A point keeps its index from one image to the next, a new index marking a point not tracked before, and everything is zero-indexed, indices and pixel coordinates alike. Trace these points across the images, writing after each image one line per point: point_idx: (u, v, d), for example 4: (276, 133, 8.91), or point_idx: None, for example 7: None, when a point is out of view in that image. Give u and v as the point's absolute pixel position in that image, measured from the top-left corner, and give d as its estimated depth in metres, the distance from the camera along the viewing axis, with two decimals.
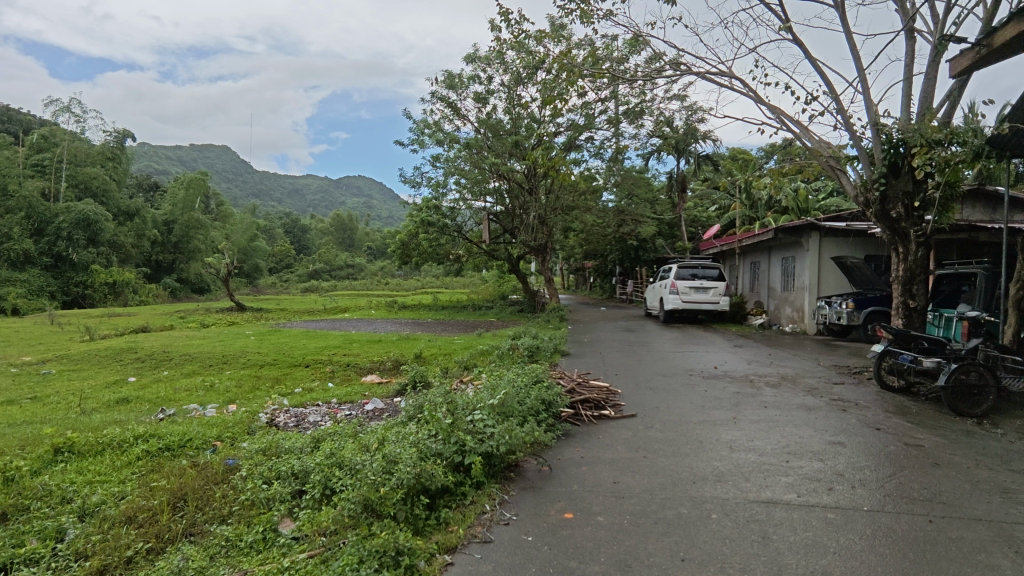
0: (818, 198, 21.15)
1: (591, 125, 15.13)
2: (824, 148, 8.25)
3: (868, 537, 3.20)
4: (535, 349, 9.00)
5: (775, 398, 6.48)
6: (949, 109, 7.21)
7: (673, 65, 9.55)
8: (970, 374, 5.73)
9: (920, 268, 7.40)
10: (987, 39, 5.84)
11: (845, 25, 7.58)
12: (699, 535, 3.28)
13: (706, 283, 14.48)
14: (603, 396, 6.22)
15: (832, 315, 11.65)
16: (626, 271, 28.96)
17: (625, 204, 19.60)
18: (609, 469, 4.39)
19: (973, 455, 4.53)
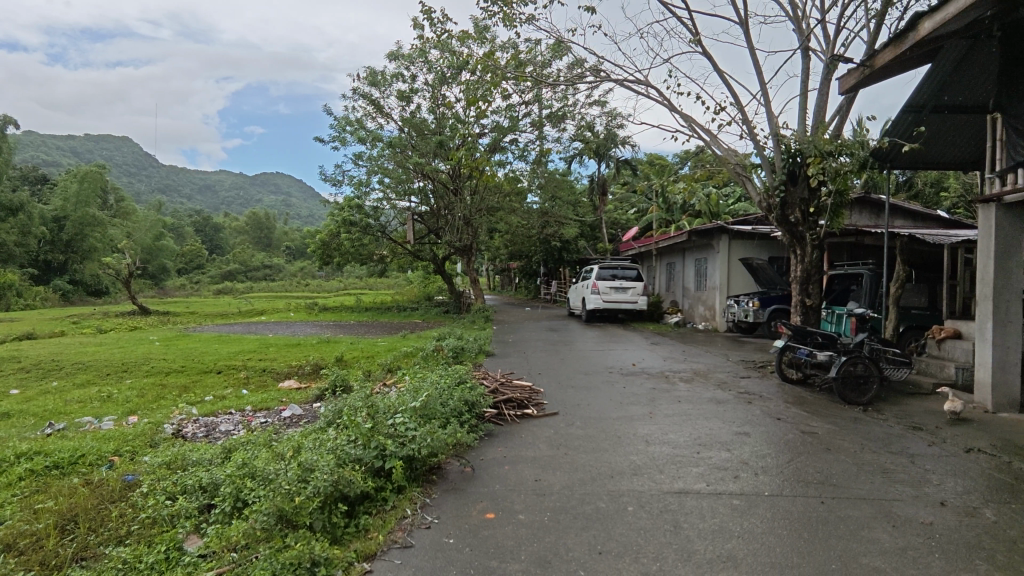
0: (727, 203, 22.45)
1: (516, 128, 15.27)
2: (731, 155, 8.74)
3: (769, 520, 3.43)
4: (459, 350, 8.97)
5: (688, 393, 6.82)
6: (839, 123, 7.86)
7: (594, 71, 9.83)
8: (857, 366, 6.29)
9: (815, 268, 8.00)
10: (870, 61, 6.42)
11: (749, 41, 8.06)
12: (616, 527, 3.38)
13: (626, 283, 15.01)
14: (526, 395, 6.28)
15: (740, 313, 12.39)
16: (550, 271, 29.45)
17: (549, 206, 19.79)
18: (530, 467, 4.44)
19: (859, 440, 4.96)
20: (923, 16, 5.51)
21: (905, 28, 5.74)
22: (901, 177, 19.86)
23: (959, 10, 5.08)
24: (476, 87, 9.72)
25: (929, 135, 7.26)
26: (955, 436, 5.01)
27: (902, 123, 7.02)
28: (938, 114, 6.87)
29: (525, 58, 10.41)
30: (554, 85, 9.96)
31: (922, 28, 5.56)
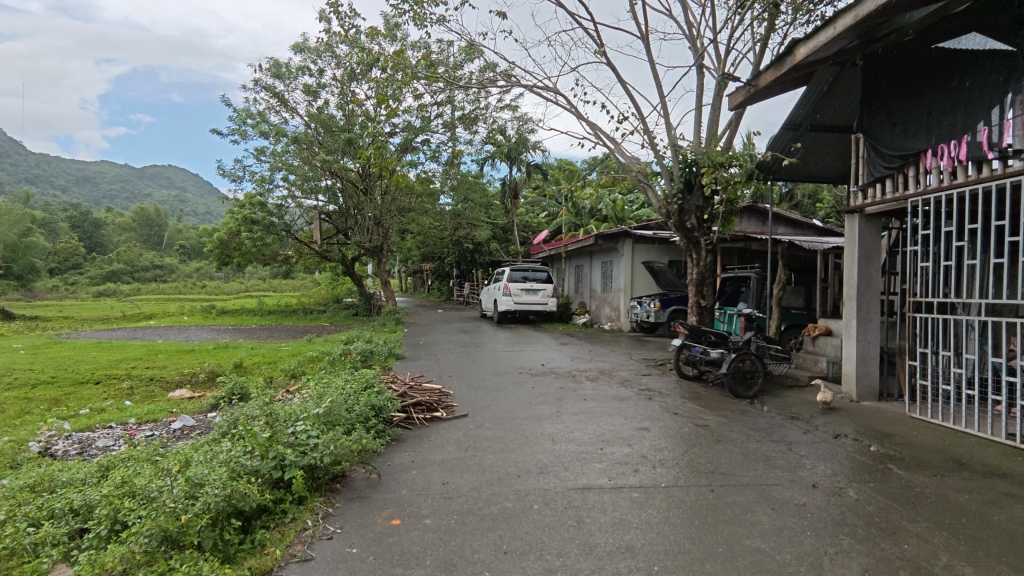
0: (632, 209, 23.46)
1: (427, 128, 15.12)
2: (634, 163, 9.16)
3: (664, 510, 3.62)
4: (368, 353, 8.73)
5: (594, 391, 7.05)
6: (729, 136, 8.45)
7: (504, 77, 9.95)
8: (745, 362, 6.81)
9: (709, 271, 8.54)
10: (754, 80, 6.96)
11: (649, 55, 8.47)
12: (522, 526, 3.43)
13: (537, 285, 15.28)
14: (436, 398, 6.22)
15: (643, 314, 13.00)
16: (462, 273, 29.44)
17: (462, 208, 19.56)
18: (438, 471, 4.41)
19: (745, 431, 5.36)
20: (798, 42, 6.05)
21: (784, 53, 6.28)
22: (783, 189, 21.69)
23: (829, 39, 5.63)
24: (386, 86, 9.52)
25: (805, 151, 7.96)
26: (826, 424, 5.54)
27: (783, 139, 7.66)
28: (812, 132, 7.56)
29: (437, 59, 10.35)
30: (466, 87, 9.97)
31: (798, 53, 6.11)
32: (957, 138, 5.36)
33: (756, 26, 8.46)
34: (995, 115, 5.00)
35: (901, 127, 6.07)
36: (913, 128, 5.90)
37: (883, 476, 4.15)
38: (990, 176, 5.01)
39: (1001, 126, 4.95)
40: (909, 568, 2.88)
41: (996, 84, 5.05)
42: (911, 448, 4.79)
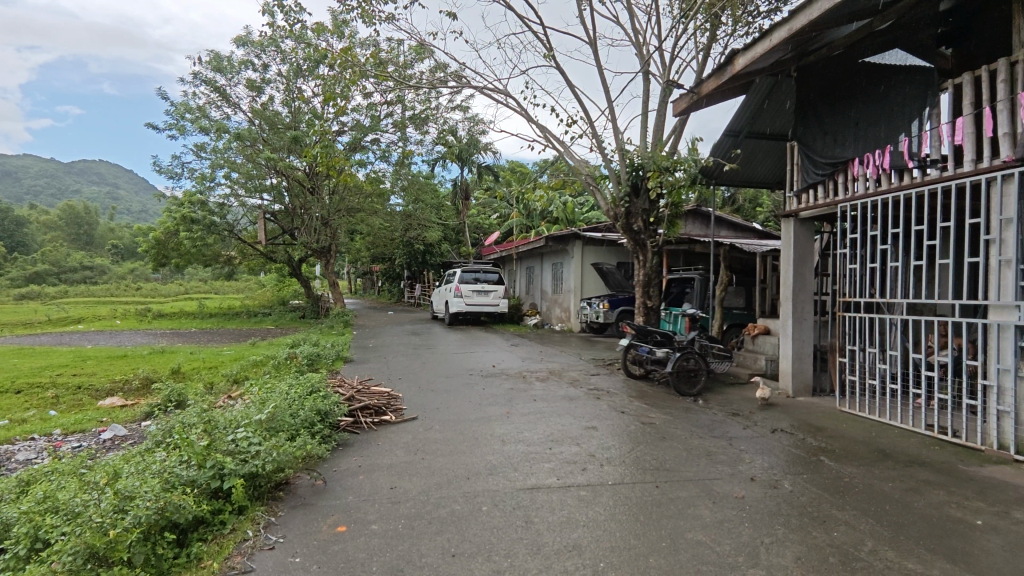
0: (582, 211, 23.82)
1: (377, 128, 14.89)
2: (583, 166, 9.30)
3: (611, 507, 3.68)
4: (315, 357, 8.50)
5: (544, 392, 7.11)
6: (674, 142, 8.70)
7: (455, 78, 9.93)
8: (689, 361, 7.02)
9: (655, 273, 8.75)
10: (697, 87, 7.20)
11: (597, 60, 8.62)
12: (470, 528, 3.42)
13: (487, 287, 15.28)
14: (384, 401, 6.12)
15: (592, 315, 13.21)
16: (413, 274, 29.12)
17: (412, 208, 19.30)
18: (386, 475, 4.35)
19: (689, 428, 5.52)
20: (737, 53, 6.31)
21: (724, 62, 6.53)
22: (725, 194, 22.51)
23: (766, 51, 5.90)
24: (334, 83, 9.33)
25: (745, 157, 8.26)
26: (764, 419, 5.77)
27: (724, 145, 7.92)
28: (751, 139, 7.86)
29: (386, 58, 10.22)
30: (416, 87, 9.88)
31: (737, 63, 6.37)
32: (881, 147, 5.69)
33: (698, 35, 8.74)
34: (915, 126, 5.34)
35: (832, 136, 6.39)
36: (842, 137, 6.22)
37: (815, 467, 4.37)
38: (911, 184, 5.36)
39: (920, 137, 5.30)
40: (839, 554, 3.04)
41: (916, 97, 5.39)
42: (841, 440, 5.05)
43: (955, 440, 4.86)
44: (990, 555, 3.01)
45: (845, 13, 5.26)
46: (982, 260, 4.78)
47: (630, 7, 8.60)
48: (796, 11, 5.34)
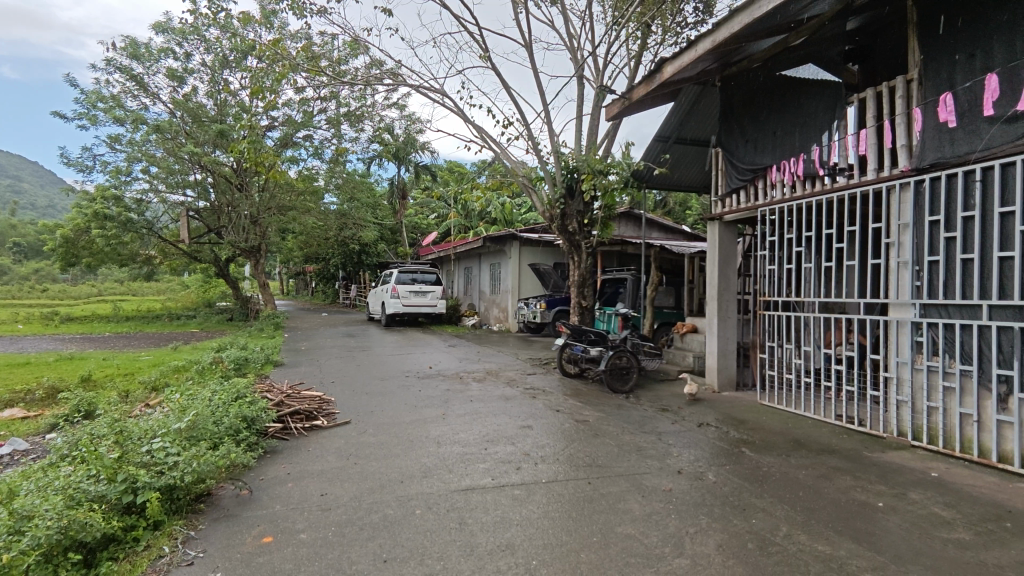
0: (519, 212, 24.03)
1: (309, 124, 14.40)
2: (519, 168, 9.37)
3: (544, 506, 3.72)
4: (242, 361, 8.13)
5: (480, 392, 7.11)
6: (607, 145, 8.92)
7: (391, 75, 9.77)
8: (621, 358, 7.22)
9: (589, 273, 8.94)
10: (629, 93, 7.40)
11: (533, 63, 8.70)
12: (403, 533, 3.37)
13: (425, 287, 15.13)
14: (315, 406, 5.94)
15: (529, 315, 13.34)
16: (349, 275, 28.47)
17: (347, 208, 18.82)
18: (316, 482, 4.22)
19: (620, 424, 5.67)
20: (665, 61, 6.55)
21: (653, 70, 6.77)
22: (656, 198, 23.36)
23: (691, 61, 6.15)
24: (263, 76, 8.97)
25: (673, 162, 8.58)
26: (691, 414, 6.01)
27: (654, 150, 8.19)
28: (680, 144, 8.16)
29: (319, 53, 9.92)
30: (350, 83, 9.62)
31: (666, 71, 6.61)
32: (796, 155, 6.08)
33: (629, 43, 9.01)
34: (826, 136, 5.72)
35: (753, 143, 6.74)
36: (762, 144, 6.57)
37: (737, 459, 4.59)
38: (822, 190, 5.75)
39: (829, 146, 5.68)
40: (756, 540, 3.20)
41: (825, 109, 5.76)
42: (761, 432, 5.33)
43: (862, 429, 5.23)
44: (889, 534, 3.26)
45: (763, 28, 5.57)
46: (884, 261, 5.19)
47: (564, 12, 8.74)
48: (718, 24, 5.62)
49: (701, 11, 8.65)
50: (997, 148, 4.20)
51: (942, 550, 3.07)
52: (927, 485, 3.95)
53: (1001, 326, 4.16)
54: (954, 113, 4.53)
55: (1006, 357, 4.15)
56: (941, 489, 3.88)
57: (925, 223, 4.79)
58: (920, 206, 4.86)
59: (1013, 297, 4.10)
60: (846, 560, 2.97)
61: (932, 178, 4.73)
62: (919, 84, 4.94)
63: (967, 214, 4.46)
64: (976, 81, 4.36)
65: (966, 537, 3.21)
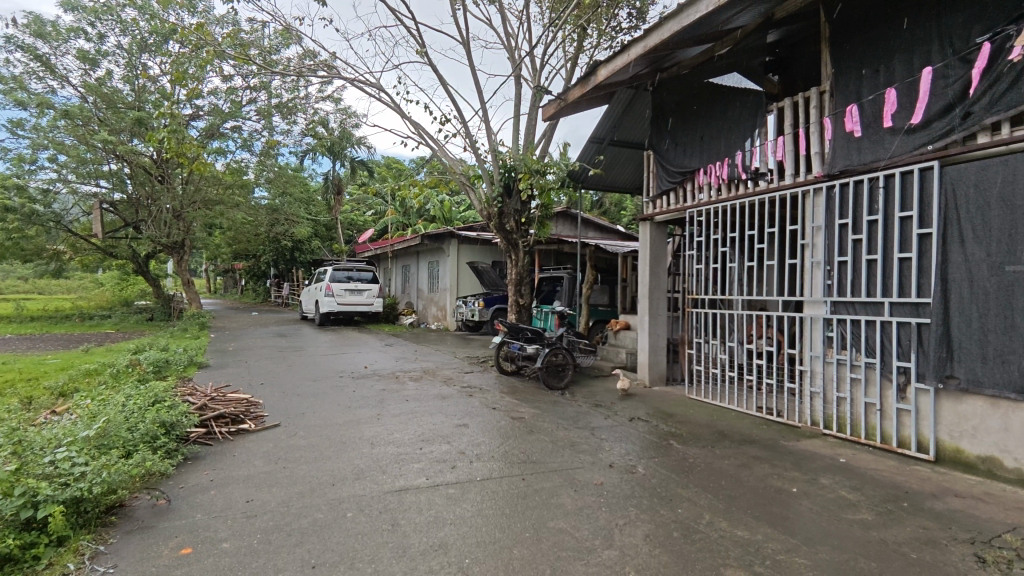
0: (458, 210, 23.92)
1: (237, 114, 13.75)
2: (457, 165, 9.32)
3: (479, 504, 3.73)
4: (162, 363, 7.67)
5: (416, 391, 7.03)
6: (544, 145, 9.02)
7: (325, 67, 9.48)
8: (557, 356, 7.31)
9: (526, 272, 9.02)
10: (565, 94, 7.52)
11: (471, 60, 8.66)
12: (333, 536, 3.29)
13: (361, 285, 14.80)
14: (241, 409, 5.68)
15: (468, 314, 13.31)
16: (281, 273, 27.48)
17: (279, 203, 18.14)
18: (242, 488, 4.04)
19: (555, 420, 5.76)
20: (600, 64, 6.69)
21: (588, 73, 6.91)
22: (593, 198, 23.88)
23: (624, 65, 6.32)
24: (185, 62, 8.48)
25: (608, 163, 8.78)
26: (623, 409, 6.18)
27: (589, 151, 8.36)
28: (614, 146, 8.37)
29: (247, 40, 9.47)
30: (281, 74, 9.25)
31: (600, 74, 6.76)
32: (721, 159, 6.37)
33: (566, 44, 9.16)
34: (748, 142, 6.02)
35: (682, 147, 7.00)
36: (690, 148, 6.84)
37: (665, 451, 4.77)
38: (745, 193, 6.05)
39: (751, 152, 5.98)
40: (681, 528, 3.34)
41: (748, 116, 6.05)
42: (688, 424, 5.55)
43: (779, 419, 5.55)
44: (801, 517, 3.48)
45: (692, 37, 5.79)
46: (799, 262, 5.51)
47: (502, 11, 8.76)
48: (649, 30, 5.80)
49: (635, 17, 8.90)
50: (897, 157, 4.56)
51: (848, 531, 3.29)
52: (836, 470, 4.24)
53: (900, 321, 4.51)
54: (859, 124, 4.89)
55: (905, 350, 4.49)
56: (849, 473, 4.17)
57: (835, 226, 5.12)
58: (831, 210, 5.20)
59: (910, 295, 4.46)
60: (763, 544, 3.14)
61: (841, 184, 5.07)
62: (830, 95, 5.29)
63: (872, 218, 4.80)
64: (879, 94, 4.73)
65: (869, 517, 3.47)
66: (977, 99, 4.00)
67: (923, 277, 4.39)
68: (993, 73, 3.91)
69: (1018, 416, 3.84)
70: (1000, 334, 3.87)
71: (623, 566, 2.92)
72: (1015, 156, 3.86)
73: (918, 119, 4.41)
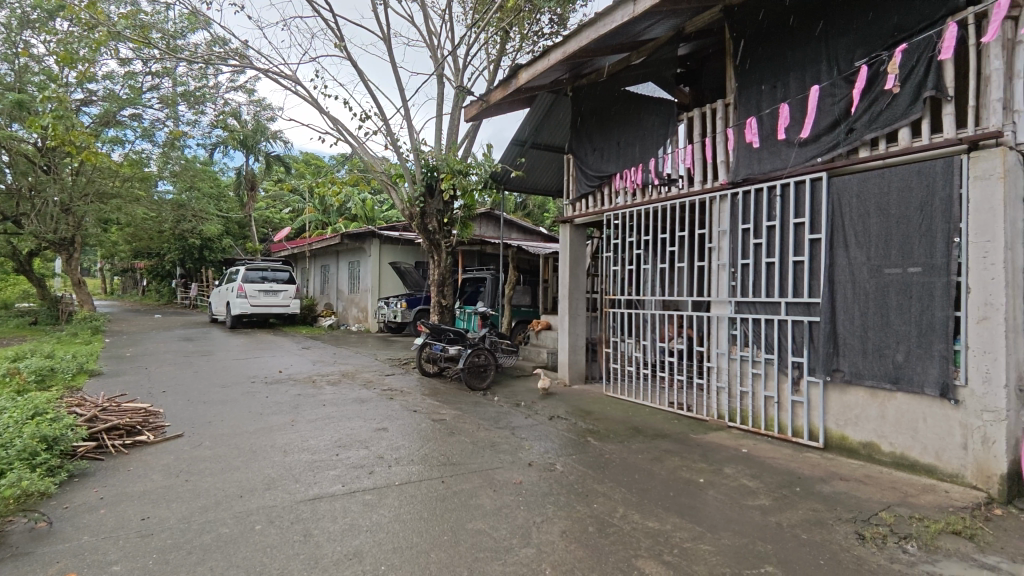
0: (381, 210, 23.45)
1: (137, 102, 12.73)
2: (378, 163, 9.10)
3: (396, 509, 3.66)
4: (45, 372, 6.98)
5: (334, 395, 6.81)
6: (467, 146, 9.01)
7: (235, 55, 8.98)
8: (479, 356, 7.31)
9: (449, 273, 8.97)
10: (486, 95, 7.55)
11: (392, 57, 8.50)
12: (239, 551, 3.12)
13: (276, 286, 14.14)
14: (138, 419, 5.26)
15: (389, 315, 13.07)
16: (188, 272, 25.79)
17: (185, 198, 17.19)
18: (137, 505, 3.75)
19: (476, 421, 5.77)
20: (521, 68, 6.78)
21: (509, 75, 6.98)
22: (516, 199, 24.15)
23: (544, 69, 6.44)
24: (73, 42, 7.75)
25: (530, 166, 8.89)
26: (544, 408, 6.28)
27: (511, 152, 8.42)
28: (535, 148, 8.49)
29: (148, 22, 8.80)
30: (187, 60, 8.67)
31: (521, 78, 6.84)
32: (636, 165, 6.62)
33: (488, 46, 9.21)
34: (660, 149, 6.30)
35: (599, 152, 7.22)
36: (607, 153, 7.06)
37: (583, 448, 4.89)
38: (659, 199, 6.33)
39: (664, 158, 6.26)
40: (596, 523, 3.43)
41: (660, 125, 6.33)
42: (605, 421, 5.73)
43: (689, 414, 5.85)
44: (707, 506, 3.67)
45: (609, 44, 5.99)
46: (707, 263, 5.82)
47: (424, 8, 8.67)
48: (568, 36, 5.94)
49: (555, 23, 9.09)
50: (792, 167, 4.92)
51: (748, 517, 3.51)
52: (738, 460, 4.52)
53: (795, 319, 4.87)
54: (758, 135, 5.24)
55: (799, 346, 4.85)
56: (749, 462, 4.46)
57: (738, 230, 5.45)
58: (735, 215, 5.52)
59: (803, 296, 4.83)
60: (672, 533, 3.28)
61: (743, 191, 5.41)
62: (734, 107, 5.63)
63: (770, 224, 5.15)
64: (776, 108, 5.09)
65: (766, 502, 3.72)
66: (859, 117, 4.40)
67: (813, 279, 4.76)
68: (872, 94, 4.31)
69: (893, 405, 4.23)
70: (877, 331, 4.27)
71: (540, 564, 2.96)
72: (890, 170, 4.26)
73: (809, 132, 4.78)
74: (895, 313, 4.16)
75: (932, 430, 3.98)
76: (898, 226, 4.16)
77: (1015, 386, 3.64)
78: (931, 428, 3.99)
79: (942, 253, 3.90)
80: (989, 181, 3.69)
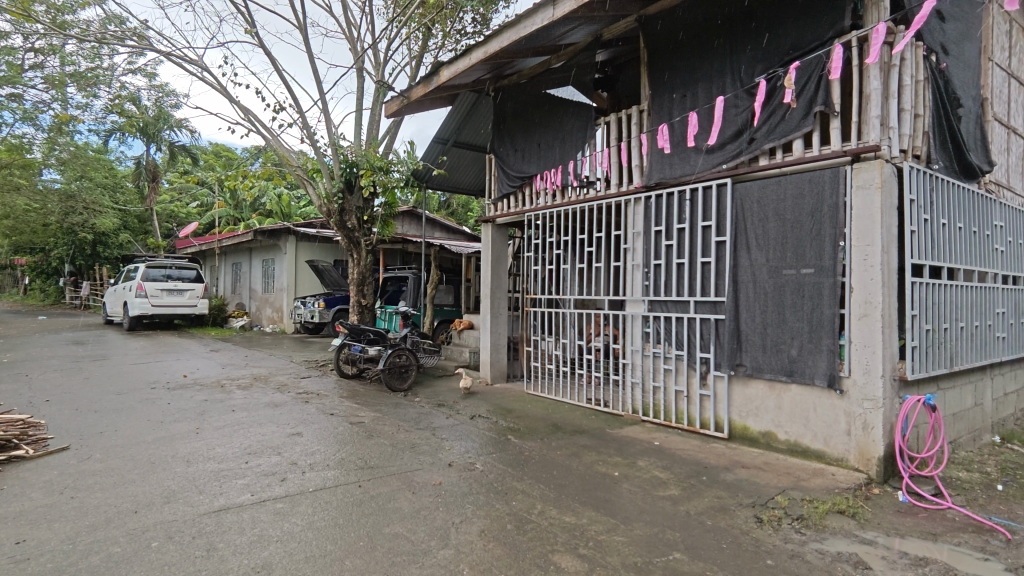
0: (298, 206, 22.54)
1: (18, 81, 11.50)
2: (293, 156, 8.71)
3: (309, 517, 3.52)
4: None
5: (244, 400, 6.47)
6: (388, 142, 8.83)
7: (133, 34, 8.31)
8: (400, 357, 7.19)
9: (369, 272, 8.74)
10: (407, 92, 7.43)
11: (309, 47, 8.17)
12: (132, 571, 2.89)
13: (181, 285, 13.24)
14: (15, 432, 4.74)
15: (306, 315, 12.58)
16: (79, 270, 23.62)
17: (75, 187, 15.71)
18: (11, 527, 3.38)
19: (396, 422, 5.67)
20: (442, 65, 6.73)
21: (430, 72, 6.90)
22: (440, 198, 23.91)
23: (466, 68, 6.42)
24: None
25: (452, 164, 8.83)
26: (465, 408, 6.27)
27: (433, 150, 8.33)
28: (457, 148, 8.46)
29: None
30: (78, 38, 7.93)
31: (442, 76, 6.79)
32: (556, 167, 6.75)
33: (410, 42, 9.07)
34: (579, 152, 6.45)
35: (521, 152, 7.30)
36: (528, 154, 7.15)
37: (503, 446, 4.92)
38: (579, 200, 6.48)
39: (583, 160, 6.42)
40: (514, 520, 3.46)
41: (579, 128, 6.47)
42: (525, 419, 5.80)
43: (606, 410, 6.04)
44: (621, 499, 3.80)
45: (530, 46, 6.06)
46: (622, 263, 6.02)
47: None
48: (490, 35, 5.95)
49: (478, 23, 9.08)
50: (700, 173, 5.19)
51: (659, 507, 3.66)
52: (651, 453, 4.71)
53: (702, 317, 5.14)
54: (669, 141, 5.48)
55: (706, 342, 5.13)
56: (660, 454, 4.67)
57: (651, 232, 5.68)
58: (649, 217, 5.74)
59: (709, 295, 5.11)
60: (587, 527, 3.37)
61: (656, 195, 5.65)
62: (648, 114, 5.85)
63: (681, 226, 5.40)
64: (685, 116, 5.35)
65: (675, 492, 3.90)
66: (759, 128, 4.71)
67: (719, 278, 5.04)
68: (771, 106, 4.62)
69: (788, 396, 4.56)
70: (774, 327, 4.58)
71: (458, 564, 2.95)
72: (785, 177, 4.59)
73: (715, 141, 5.06)
74: (790, 311, 4.48)
75: (821, 419, 4.32)
76: (793, 229, 4.49)
77: (891, 376, 4.02)
78: (820, 417, 4.33)
79: (830, 254, 4.25)
80: (869, 190, 4.07)
